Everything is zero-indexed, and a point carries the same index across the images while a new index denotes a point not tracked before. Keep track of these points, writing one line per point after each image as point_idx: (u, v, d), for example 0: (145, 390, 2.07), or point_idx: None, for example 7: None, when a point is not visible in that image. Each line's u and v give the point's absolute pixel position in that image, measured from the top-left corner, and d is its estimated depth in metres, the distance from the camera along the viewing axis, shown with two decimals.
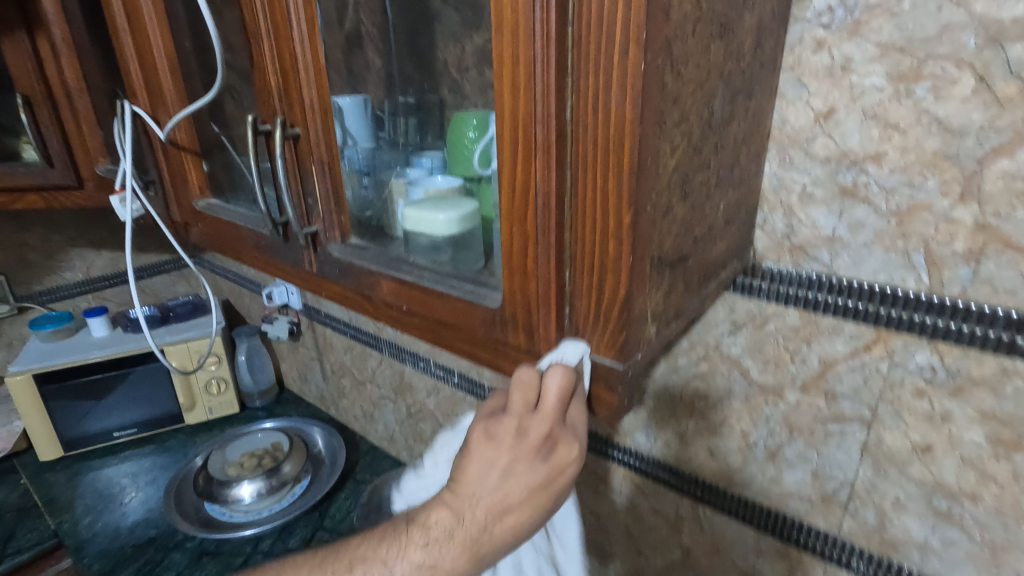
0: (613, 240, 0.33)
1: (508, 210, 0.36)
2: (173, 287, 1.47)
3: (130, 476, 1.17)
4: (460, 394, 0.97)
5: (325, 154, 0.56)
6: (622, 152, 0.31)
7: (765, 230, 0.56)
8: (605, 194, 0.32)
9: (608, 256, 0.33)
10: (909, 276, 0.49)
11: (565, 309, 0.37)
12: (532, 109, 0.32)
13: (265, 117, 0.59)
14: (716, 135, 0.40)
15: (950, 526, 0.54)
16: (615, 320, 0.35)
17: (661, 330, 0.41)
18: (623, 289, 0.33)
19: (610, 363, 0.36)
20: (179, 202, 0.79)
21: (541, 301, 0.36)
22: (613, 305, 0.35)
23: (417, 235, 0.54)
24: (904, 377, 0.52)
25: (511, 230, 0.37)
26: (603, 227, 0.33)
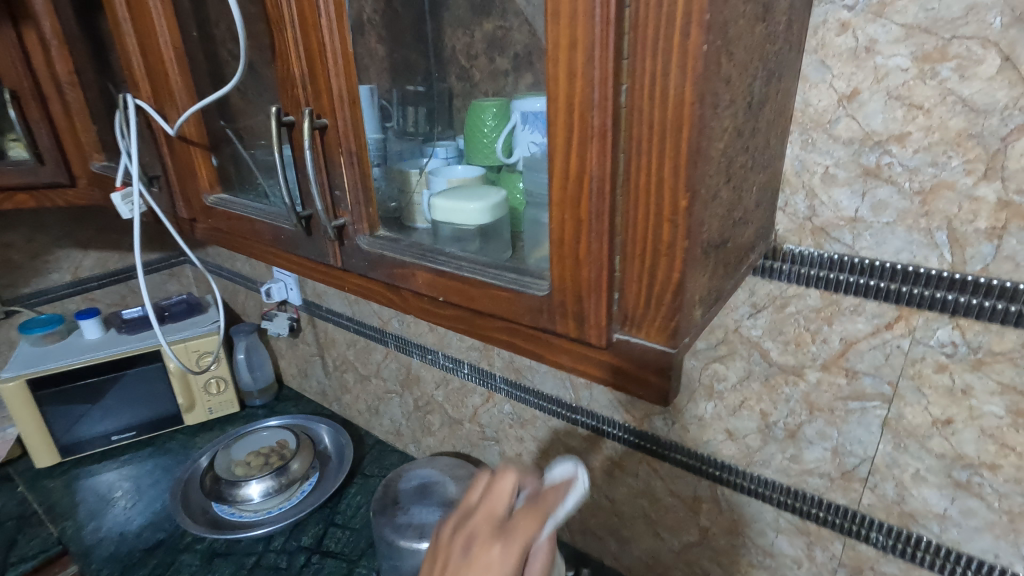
0: (668, 225, 0.33)
1: (560, 198, 0.37)
2: (164, 285, 1.44)
3: (131, 480, 1.15)
4: (469, 385, 0.97)
5: (354, 145, 0.56)
6: (681, 135, 0.31)
7: (786, 212, 0.56)
8: (660, 180, 0.32)
9: (662, 242, 0.34)
10: (931, 254, 0.50)
11: (616, 294, 0.37)
12: (589, 93, 0.33)
13: (288, 108, 0.58)
14: (756, 116, 0.40)
15: (969, 496, 0.55)
16: (668, 305, 0.35)
17: (705, 313, 0.42)
18: (677, 274, 0.34)
19: (661, 349, 0.37)
20: (187, 199, 0.78)
21: (592, 285, 0.38)
22: (666, 290, 0.35)
23: (447, 225, 0.56)
24: (925, 353, 0.53)
25: (562, 217, 0.37)
26: (658, 212, 0.33)
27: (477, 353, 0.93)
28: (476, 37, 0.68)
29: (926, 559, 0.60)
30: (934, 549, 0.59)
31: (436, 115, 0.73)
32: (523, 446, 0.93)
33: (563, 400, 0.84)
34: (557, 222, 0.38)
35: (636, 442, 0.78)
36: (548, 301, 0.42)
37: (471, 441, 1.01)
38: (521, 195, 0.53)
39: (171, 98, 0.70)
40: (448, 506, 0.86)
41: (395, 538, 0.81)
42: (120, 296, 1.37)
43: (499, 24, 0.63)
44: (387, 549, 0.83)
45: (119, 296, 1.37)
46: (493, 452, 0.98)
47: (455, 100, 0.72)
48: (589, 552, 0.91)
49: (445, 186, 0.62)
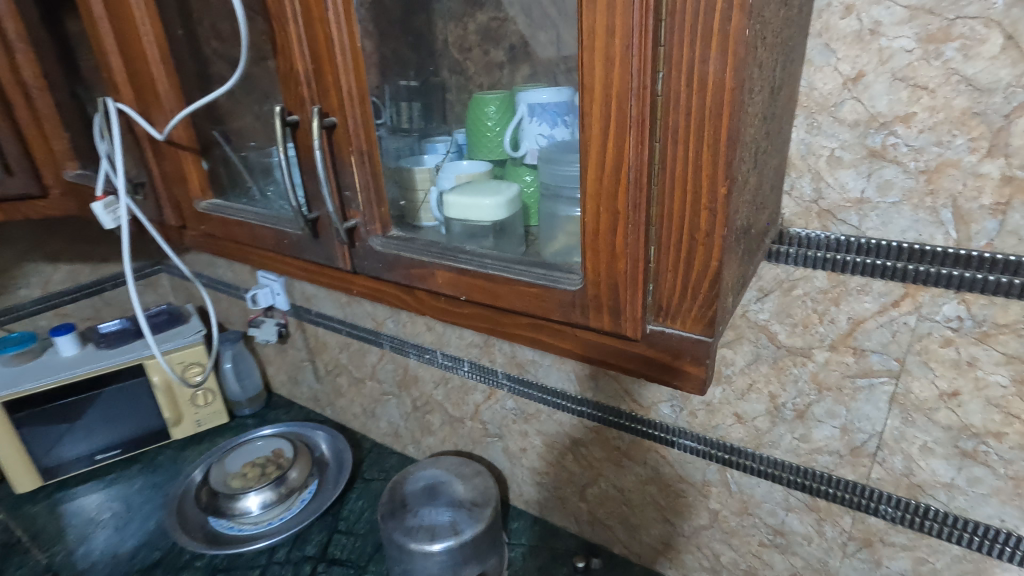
0: (707, 211, 0.39)
1: (596, 191, 0.43)
2: (141, 296, 1.38)
3: (120, 500, 1.10)
4: (470, 383, 0.96)
5: (364, 143, 0.58)
6: (721, 120, 0.36)
7: (792, 195, 0.57)
8: (699, 171, 0.38)
9: (702, 228, 0.39)
10: (937, 232, 0.51)
11: (650, 286, 0.44)
12: (627, 82, 0.38)
13: (291, 107, 0.60)
14: (782, 101, 0.44)
15: (976, 464, 0.57)
16: (707, 293, 0.41)
17: (737, 294, 0.47)
18: (716, 261, 0.39)
19: (699, 339, 0.44)
20: (177, 203, 0.78)
21: (628, 278, 0.43)
22: (704, 274, 0.41)
23: (461, 221, 0.60)
24: (931, 328, 0.54)
25: (599, 208, 0.43)
26: (698, 200, 0.39)
27: (479, 350, 0.92)
28: (469, 29, 0.67)
29: (935, 528, 0.62)
30: (942, 517, 0.61)
31: (431, 110, 0.71)
32: (527, 441, 0.93)
33: (568, 392, 0.84)
34: (591, 215, 0.44)
35: (641, 430, 0.79)
36: (578, 295, 0.47)
37: (473, 439, 1.01)
38: (535, 189, 0.59)
39: (158, 101, 0.70)
40: (457, 507, 0.85)
41: (406, 542, 0.80)
42: (94, 309, 1.32)
43: (494, 15, 0.64)
44: (399, 554, 0.82)
45: (93, 310, 1.32)
46: (496, 448, 0.98)
47: (448, 94, 0.71)
48: (599, 542, 0.92)
49: (453, 182, 0.64)
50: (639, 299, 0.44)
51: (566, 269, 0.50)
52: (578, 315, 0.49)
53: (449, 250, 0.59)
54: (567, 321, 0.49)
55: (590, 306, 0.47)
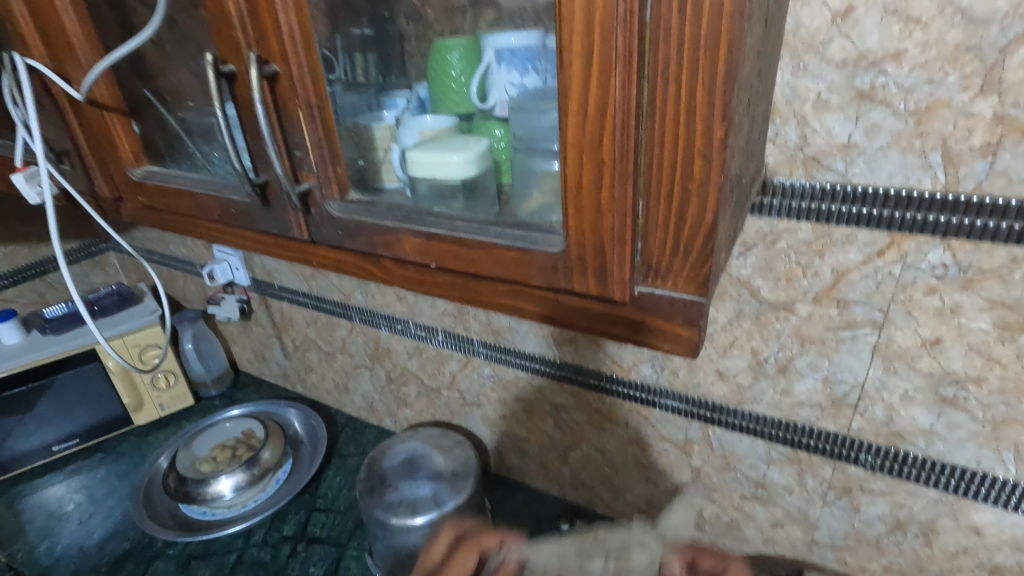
0: (701, 159, 0.38)
1: (578, 140, 0.40)
2: (88, 277, 1.29)
3: (83, 492, 1.05)
4: (445, 353, 0.92)
5: (313, 95, 0.53)
6: (717, 55, 0.34)
7: (776, 143, 0.54)
8: (693, 113, 0.36)
9: (695, 178, 0.38)
10: (925, 176, 0.49)
11: (638, 244, 0.43)
12: (612, 13, 0.35)
13: (225, 55, 0.54)
14: (770, 39, 0.43)
15: (956, 410, 0.57)
16: (700, 247, 0.41)
17: (726, 250, 0.47)
18: (711, 213, 0.39)
19: (692, 298, 0.44)
20: (109, 175, 0.73)
21: (616, 234, 0.42)
22: (697, 226, 0.40)
23: (429, 179, 0.56)
24: (916, 277, 0.53)
25: (581, 157, 0.41)
26: (691, 147, 0.37)
27: (452, 318, 0.88)
28: None
29: (913, 473, 0.62)
30: (919, 463, 0.62)
31: (388, 62, 0.65)
32: (507, 409, 0.91)
33: (545, 357, 0.82)
34: (574, 168, 0.42)
35: (619, 390, 0.78)
36: (561, 258, 0.46)
37: (451, 409, 0.98)
38: (506, 144, 0.56)
39: (73, 56, 0.63)
40: (438, 479, 0.83)
41: (387, 518, 0.78)
42: (37, 294, 1.23)
43: None
44: (381, 531, 0.80)
45: (36, 294, 1.23)
46: (475, 417, 0.96)
47: (406, 44, 0.63)
48: (581, 503, 0.92)
49: (416, 139, 0.60)
50: (627, 256, 0.43)
51: (547, 230, 0.48)
52: (560, 279, 0.47)
53: (415, 213, 0.55)
54: (549, 286, 0.48)
55: (574, 269, 0.46)
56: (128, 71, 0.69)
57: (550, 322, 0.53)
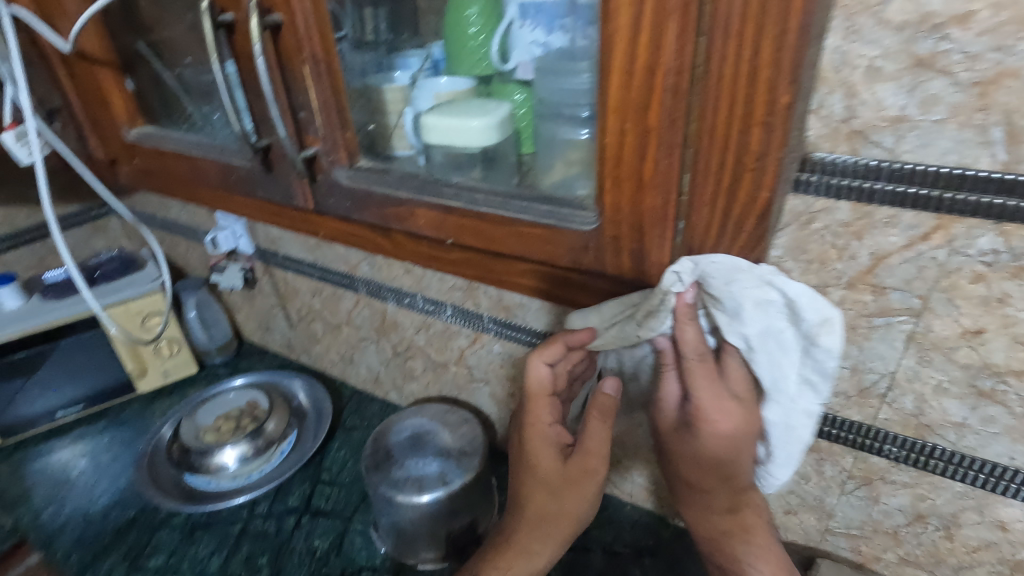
0: (759, 128, 0.38)
1: (621, 105, 0.41)
2: (90, 242, 1.27)
3: (87, 458, 1.05)
4: (454, 328, 0.90)
5: (319, 48, 0.49)
6: (786, 18, 0.34)
7: (819, 115, 0.50)
8: (754, 81, 0.37)
9: (752, 149, 0.39)
10: (982, 154, 0.45)
11: (682, 224, 0.45)
12: None
13: (224, 4, 0.50)
14: None
15: (992, 404, 0.54)
16: (752, 221, 0.42)
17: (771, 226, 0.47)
18: (766, 187, 0.40)
19: None
20: (103, 137, 0.73)
21: (657, 210, 0.43)
22: (749, 199, 0.41)
23: (446, 146, 0.53)
24: (962, 263, 0.50)
25: (624, 125, 0.41)
26: (750, 116, 0.38)
27: (462, 293, 0.85)
28: None
29: (939, 466, 0.60)
30: (947, 456, 0.59)
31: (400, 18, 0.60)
32: (515, 386, 0.89)
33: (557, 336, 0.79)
34: (614, 137, 0.42)
35: None
36: (593, 236, 0.46)
37: (457, 384, 0.96)
38: (527, 112, 0.54)
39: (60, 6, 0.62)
40: (445, 457, 0.81)
41: (393, 495, 0.77)
42: (38, 258, 1.20)
43: None
44: (386, 508, 0.79)
45: (37, 258, 1.20)
46: (483, 393, 0.94)
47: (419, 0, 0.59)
48: None
49: (431, 103, 0.56)
50: (667, 233, 0.44)
51: (579, 206, 0.48)
52: (591, 259, 0.48)
53: (432, 183, 0.53)
54: (578, 265, 0.48)
55: (606, 247, 0.46)
56: (119, 23, 0.67)
57: (559, 302, 0.57)
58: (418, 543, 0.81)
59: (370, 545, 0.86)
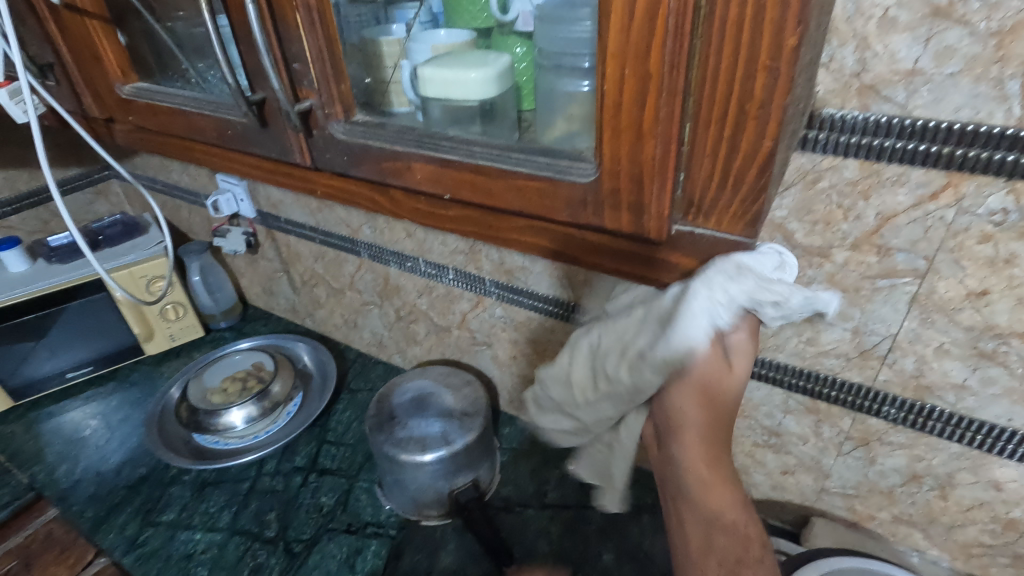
0: (765, 72, 0.39)
1: (620, 50, 0.39)
2: (92, 206, 1.26)
3: (99, 418, 1.07)
4: (456, 291, 0.90)
5: None
6: None
7: (830, 69, 0.48)
8: (762, 23, 0.37)
9: (757, 93, 0.40)
10: (998, 109, 0.44)
11: (682, 174, 0.46)
12: None
13: None
14: None
15: (993, 365, 0.54)
16: (755, 169, 0.43)
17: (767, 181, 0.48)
18: (769, 132, 0.41)
19: (741, 238, 0.47)
20: (98, 94, 0.72)
21: (658, 161, 0.42)
22: (753, 148, 0.42)
23: (444, 98, 0.53)
24: (970, 223, 0.49)
25: (625, 69, 0.39)
26: (755, 61, 0.38)
27: (463, 256, 0.85)
28: None
29: (936, 427, 0.60)
30: (945, 418, 0.59)
31: None
32: (517, 350, 0.89)
33: (559, 299, 0.79)
34: (613, 84, 0.41)
35: None
36: (591, 189, 0.45)
37: (460, 348, 0.97)
38: (527, 65, 0.53)
39: None
40: (448, 417, 0.83)
41: (397, 454, 0.78)
42: (41, 221, 1.20)
43: None
44: (390, 465, 0.80)
45: (40, 222, 1.20)
46: (486, 357, 0.94)
47: None
48: None
49: (429, 55, 0.55)
50: (668, 185, 0.43)
51: (576, 159, 0.47)
52: (590, 214, 0.47)
53: (427, 137, 0.52)
54: (577, 220, 0.47)
55: (606, 201, 0.45)
56: None
57: (560, 259, 0.57)
58: (422, 501, 0.83)
59: (375, 503, 0.89)
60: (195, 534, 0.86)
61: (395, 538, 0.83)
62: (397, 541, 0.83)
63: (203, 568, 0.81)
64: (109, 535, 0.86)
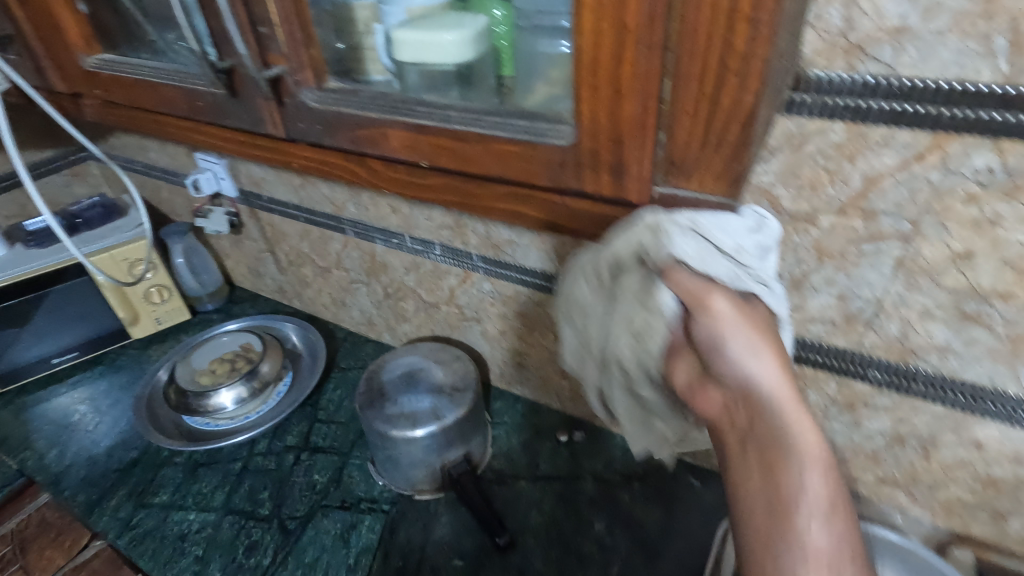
0: (747, 23, 0.36)
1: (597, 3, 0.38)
2: (70, 188, 1.23)
3: (87, 403, 1.06)
4: (444, 267, 0.89)
5: None
6: None
7: (816, 28, 0.48)
8: None
9: (738, 47, 0.37)
10: (984, 66, 0.43)
11: (661, 134, 0.44)
12: None
13: None
14: None
15: (976, 327, 0.55)
16: (735, 131, 0.41)
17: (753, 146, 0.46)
18: (752, 89, 0.38)
19: (721, 197, 0.45)
20: (62, 68, 0.70)
21: (636, 119, 0.42)
22: (735, 108, 0.40)
23: (420, 64, 0.52)
24: (956, 184, 0.49)
25: (603, 22, 0.39)
26: (736, 12, 0.36)
27: (450, 231, 0.84)
28: None
29: (920, 389, 0.61)
30: (929, 379, 0.60)
31: None
32: (506, 324, 0.89)
33: (547, 272, 0.78)
34: (590, 37, 0.40)
35: None
36: (570, 150, 0.45)
37: (450, 324, 0.96)
38: (506, 29, 0.51)
39: None
40: (438, 393, 0.83)
41: (388, 429, 0.78)
42: (18, 205, 1.17)
43: None
44: (381, 441, 0.81)
45: (17, 206, 1.17)
46: (475, 332, 0.94)
47: None
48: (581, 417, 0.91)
49: (403, 17, 0.53)
50: (647, 145, 0.43)
51: (555, 120, 0.46)
52: (569, 175, 0.47)
53: (402, 102, 0.51)
54: (555, 182, 0.47)
55: (585, 162, 0.46)
56: None
57: (552, 229, 0.54)
58: (414, 476, 0.83)
59: (368, 479, 0.89)
60: (188, 514, 0.86)
61: (388, 513, 0.84)
62: (390, 516, 0.83)
63: (197, 548, 0.81)
64: (102, 518, 0.86)
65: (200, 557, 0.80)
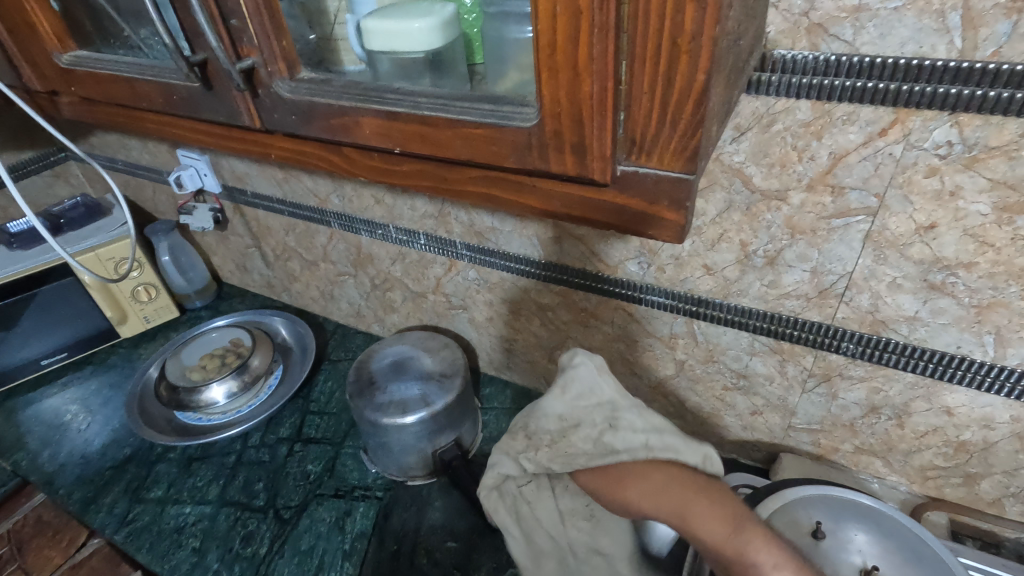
0: (693, 4, 0.36)
1: None
2: (51, 189, 1.23)
3: (78, 403, 1.06)
4: (429, 256, 0.90)
5: None
6: None
7: (779, 9, 0.49)
8: None
9: (687, 31, 0.37)
10: (940, 42, 0.45)
11: (621, 116, 0.43)
12: None
13: None
14: None
15: (942, 296, 0.57)
16: (692, 113, 0.41)
17: (717, 128, 0.47)
18: (703, 71, 0.39)
19: (680, 175, 0.44)
20: (36, 66, 0.69)
21: (595, 102, 0.42)
22: (689, 91, 0.40)
23: (389, 52, 0.55)
24: (918, 158, 0.50)
25: (556, 4, 0.39)
26: None
27: (433, 221, 0.85)
28: None
29: (892, 359, 0.63)
30: (900, 349, 0.62)
31: None
32: (493, 311, 0.90)
33: (531, 258, 0.80)
34: (546, 22, 0.40)
35: (710, 316, 0.70)
36: (535, 132, 0.46)
37: (437, 312, 0.98)
38: (473, 17, 0.55)
39: None
40: (427, 379, 0.84)
41: (378, 417, 0.80)
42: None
43: None
44: (372, 429, 0.82)
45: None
46: (463, 320, 0.95)
47: None
48: None
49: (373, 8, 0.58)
50: (609, 127, 0.43)
51: (520, 103, 0.47)
52: (535, 157, 0.47)
53: (370, 90, 0.52)
54: (522, 164, 0.47)
55: (549, 144, 0.46)
56: None
57: (533, 213, 0.53)
58: (407, 462, 0.84)
59: (361, 467, 0.91)
60: (184, 508, 0.87)
61: (382, 499, 0.86)
62: (384, 502, 0.85)
63: (194, 540, 0.82)
64: (99, 514, 0.87)
65: (197, 549, 0.81)
